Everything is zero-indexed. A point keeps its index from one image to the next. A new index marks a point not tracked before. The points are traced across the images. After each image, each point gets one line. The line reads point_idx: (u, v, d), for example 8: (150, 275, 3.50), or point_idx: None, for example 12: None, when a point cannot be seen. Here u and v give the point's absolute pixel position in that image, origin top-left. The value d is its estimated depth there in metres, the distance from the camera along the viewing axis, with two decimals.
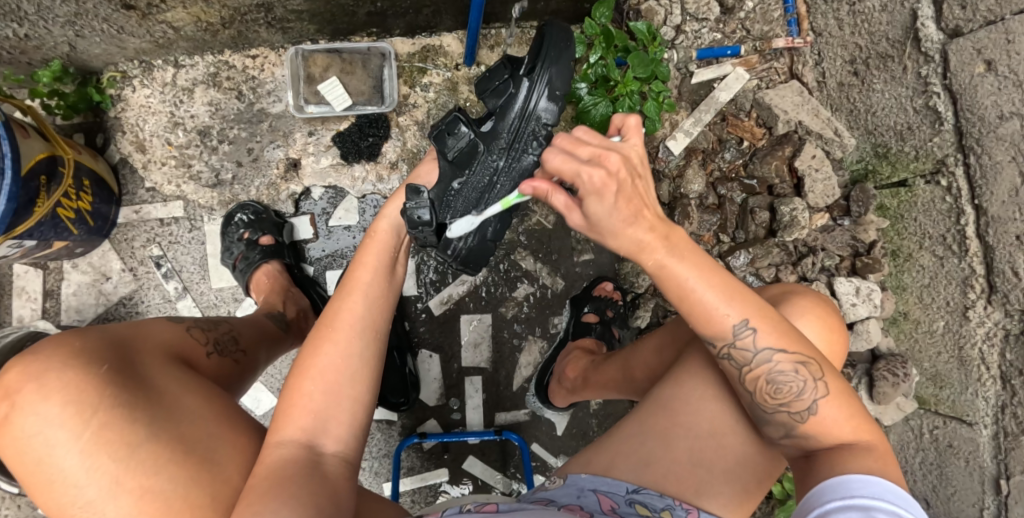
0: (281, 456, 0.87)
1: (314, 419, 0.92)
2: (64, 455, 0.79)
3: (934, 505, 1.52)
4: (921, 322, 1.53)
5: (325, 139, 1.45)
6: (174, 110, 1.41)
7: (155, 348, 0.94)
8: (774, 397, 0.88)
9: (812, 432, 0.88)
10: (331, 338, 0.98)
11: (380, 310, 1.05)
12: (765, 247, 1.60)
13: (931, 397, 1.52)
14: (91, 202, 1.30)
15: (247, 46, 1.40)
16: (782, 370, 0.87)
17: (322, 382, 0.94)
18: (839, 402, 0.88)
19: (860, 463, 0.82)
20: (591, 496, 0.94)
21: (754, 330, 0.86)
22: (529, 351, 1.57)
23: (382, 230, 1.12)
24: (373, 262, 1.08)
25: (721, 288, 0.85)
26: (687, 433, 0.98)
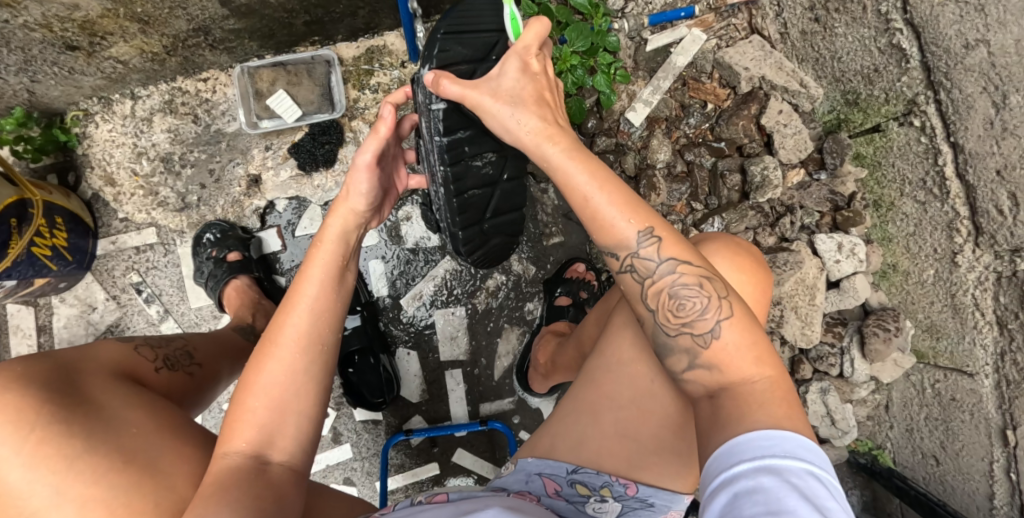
0: (226, 467, 0.84)
1: (258, 432, 0.87)
2: (10, 472, 0.84)
3: (943, 463, 1.44)
4: (911, 273, 1.45)
5: (281, 151, 1.48)
6: (136, 141, 1.46)
7: (100, 367, 0.98)
8: (678, 318, 0.82)
9: (713, 363, 0.80)
10: (271, 353, 0.90)
11: (328, 317, 0.94)
12: (739, 211, 1.55)
13: (929, 350, 1.45)
14: (67, 238, 1.37)
15: (197, 70, 1.44)
16: (685, 284, 0.82)
17: (266, 397, 0.88)
18: (742, 330, 0.81)
19: (766, 415, 0.71)
20: (537, 480, 0.93)
21: (658, 239, 0.83)
22: (507, 339, 1.57)
23: (331, 239, 0.98)
24: (317, 268, 0.96)
25: (621, 200, 0.85)
26: (612, 405, 0.97)
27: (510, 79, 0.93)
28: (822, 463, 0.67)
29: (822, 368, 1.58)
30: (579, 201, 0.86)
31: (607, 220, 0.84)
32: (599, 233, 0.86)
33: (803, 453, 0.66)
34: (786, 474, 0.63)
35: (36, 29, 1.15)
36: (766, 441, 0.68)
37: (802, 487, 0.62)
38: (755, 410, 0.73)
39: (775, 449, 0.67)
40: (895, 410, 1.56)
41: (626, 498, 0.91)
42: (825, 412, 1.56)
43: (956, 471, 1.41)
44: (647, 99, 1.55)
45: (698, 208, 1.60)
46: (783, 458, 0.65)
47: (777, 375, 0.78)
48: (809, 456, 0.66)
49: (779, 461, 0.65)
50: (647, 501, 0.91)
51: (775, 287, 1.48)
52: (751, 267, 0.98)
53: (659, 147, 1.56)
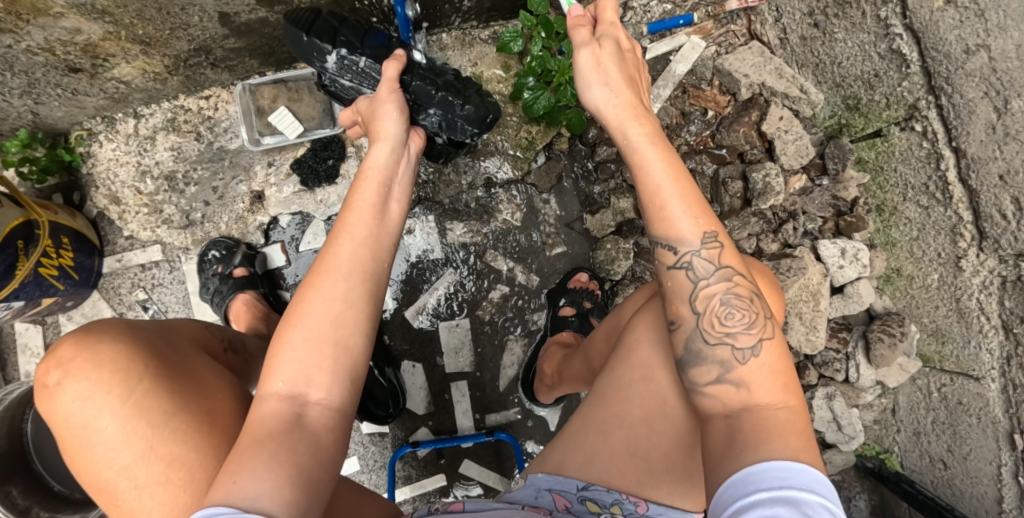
0: (265, 412, 0.79)
1: (297, 368, 0.82)
2: (109, 421, 0.84)
3: (951, 467, 1.44)
4: (915, 277, 1.45)
5: (284, 167, 1.50)
6: (140, 159, 1.47)
7: (188, 338, 1.02)
8: (722, 327, 0.84)
9: (742, 380, 0.82)
10: (317, 284, 0.86)
11: (370, 249, 0.91)
12: (742, 218, 1.54)
13: (935, 354, 1.45)
14: (73, 257, 1.38)
15: (199, 88, 1.45)
16: (737, 295, 0.85)
17: (311, 329, 0.83)
18: (776, 355, 0.83)
19: (789, 450, 0.73)
20: (547, 495, 0.95)
21: (720, 245, 0.86)
22: (512, 350, 1.57)
23: (376, 163, 0.98)
24: (365, 200, 0.94)
25: (690, 198, 0.86)
26: (621, 423, 0.99)
27: (609, 53, 0.96)
28: (836, 499, 0.68)
29: (827, 374, 1.57)
30: (650, 191, 0.87)
31: (673, 215, 0.86)
32: (658, 223, 0.87)
33: (824, 492, 0.67)
34: (801, 505, 0.64)
35: (39, 53, 1.16)
36: (781, 472, 0.69)
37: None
38: (778, 439, 0.74)
39: (790, 480, 0.68)
40: (902, 414, 1.56)
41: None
42: (831, 418, 1.55)
43: (963, 475, 1.41)
44: None
45: None
46: (798, 491, 0.66)
47: (800, 407, 0.80)
48: (822, 488, 0.67)
49: (794, 493, 0.66)
50: None
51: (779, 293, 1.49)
52: (774, 292, 1.00)
53: None
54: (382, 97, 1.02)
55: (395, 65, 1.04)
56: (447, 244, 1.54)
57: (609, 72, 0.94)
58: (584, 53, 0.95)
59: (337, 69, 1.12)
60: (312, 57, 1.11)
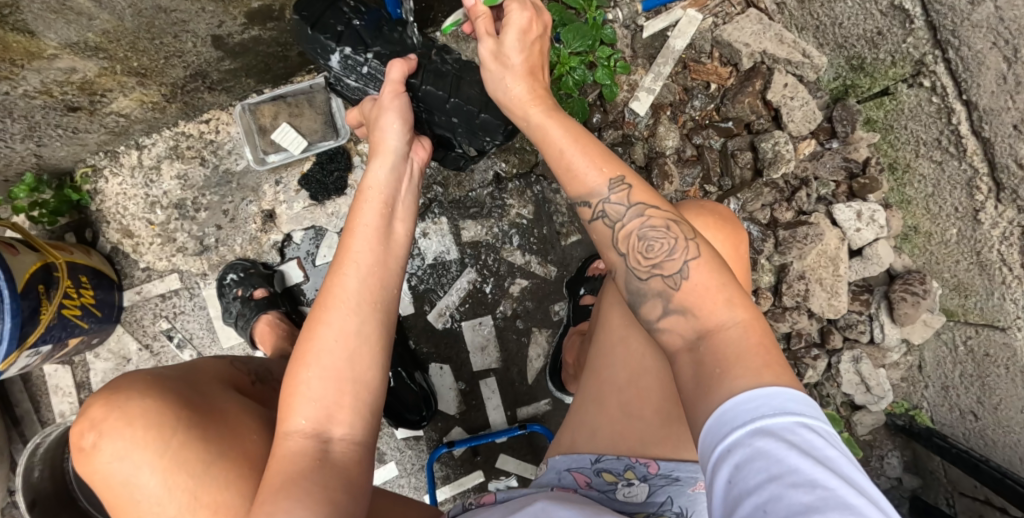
0: (289, 451, 0.79)
1: (317, 405, 0.81)
2: (150, 476, 0.83)
3: (982, 418, 1.44)
4: (934, 233, 1.45)
5: (292, 184, 1.51)
6: (148, 191, 1.47)
7: (213, 380, 0.99)
8: (647, 260, 0.86)
9: (685, 307, 0.82)
10: (325, 318, 0.85)
11: (378, 277, 0.89)
12: (755, 189, 1.54)
13: (958, 308, 1.45)
14: (94, 295, 1.38)
15: (198, 113, 1.46)
16: (652, 227, 0.87)
17: (326, 367, 0.82)
18: (709, 272, 0.82)
19: (752, 372, 0.68)
20: (567, 475, 0.99)
21: (628, 186, 0.90)
22: (537, 342, 1.59)
23: (372, 185, 0.95)
24: (367, 223, 0.91)
25: (591, 151, 0.93)
26: (613, 387, 1.02)
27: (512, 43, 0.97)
28: (823, 421, 0.62)
29: (852, 336, 1.57)
30: (555, 153, 0.94)
31: (579, 171, 0.92)
32: (569, 183, 0.94)
33: (802, 409, 0.62)
34: (779, 433, 0.59)
35: (36, 97, 1.15)
36: (752, 404, 0.63)
37: (801, 445, 0.57)
38: (737, 364, 0.70)
39: (763, 409, 0.62)
40: (929, 369, 1.56)
41: (651, 477, 0.94)
42: (859, 380, 1.56)
43: (995, 424, 1.41)
44: (649, 87, 1.55)
45: (712, 190, 1.59)
46: (770, 416, 0.61)
47: (754, 316, 0.78)
48: (802, 409, 0.62)
49: (770, 422, 0.61)
50: (672, 475, 0.93)
51: (797, 260, 1.51)
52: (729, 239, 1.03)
53: (668, 133, 1.55)
54: (387, 104, 0.99)
55: (400, 66, 1.02)
56: (463, 244, 1.54)
57: (512, 62, 0.98)
58: (485, 43, 0.99)
59: (339, 68, 1.12)
60: (313, 51, 1.10)
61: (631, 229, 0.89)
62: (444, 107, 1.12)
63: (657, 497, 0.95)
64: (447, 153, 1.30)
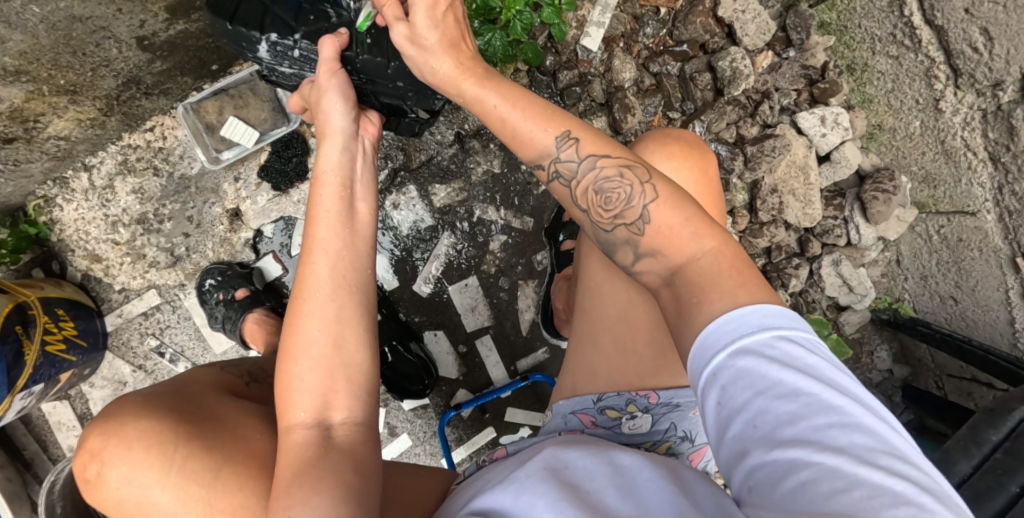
0: (294, 443, 0.80)
1: (313, 395, 0.82)
2: (161, 494, 0.83)
3: (962, 301, 1.49)
4: (898, 129, 1.46)
5: (252, 177, 1.48)
6: (106, 211, 1.43)
7: (206, 389, 0.99)
8: (608, 212, 0.85)
9: (655, 249, 0.80)
10: (304, 310, 0.84)
11: (348, 260, 0.88)
12: (718, 109, 1.52)
13: (929, 200, 1.48)
14: (75, 326, 1.35)
15: (141, 121, 1.41)
16: (607, 177, 0.85)
17: (314, 357, 0.83)
18: (674, 210, 0.79)
19: (725, 295, 0.66)
20: (573, 418, 1.01)
21: (575, 140, 0.88)
22: (526, 294, 1.60)
23: (326, 170, 0.93)
24: (327, 208, 0.90)
25: (533, 113, 0.91)
26: (604, 326, 1.01)
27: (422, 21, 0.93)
28: (800, 323, 0.63)
29: (830, 241, 1.58)
30: (497, 123, 0.93)
31: (524, 135, 0.91)
32: (520, 149, 0.92)
33: (778, 322, 0.61)
34: (762, 350, 0.59)
35: None
36: (733, 325, 0.62)
37: (785, 357, 0.58)
38: (711, 291, 0.68)
39: (741, 328, 0.61)
40: (907, 262, 1.60)
41: (652, 407, 0.96)
42: (842, 282, 1.58)
43: (974, 305, 1.46)
44: (598, 21, 1.51)
45: (676, 117, 1.56)
46: (750, 334, 0.60)
47: (725, 242, 0.76)
48: (780, 320, 0.61)
49: (751, 340, 0.60)
50: (673, 404, 0.96)
51: (768, 174, 1.52)
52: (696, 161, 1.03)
53: (623, 66, 1.51)
54: (325, 85, 0.97)
55: (331, 41, 0.98)
56: (436, 210, 1.53)
57: (427, 42, 0.94)
58: (397, 30, 0.95)
59: (271, 56, 1.05)
60: (241, 46, 1.04)
61: (587, 182, 0.87)
62: (387, 72, 1.06)
63: (661, 425, 0.98)
64: (399, 120, 1.26)
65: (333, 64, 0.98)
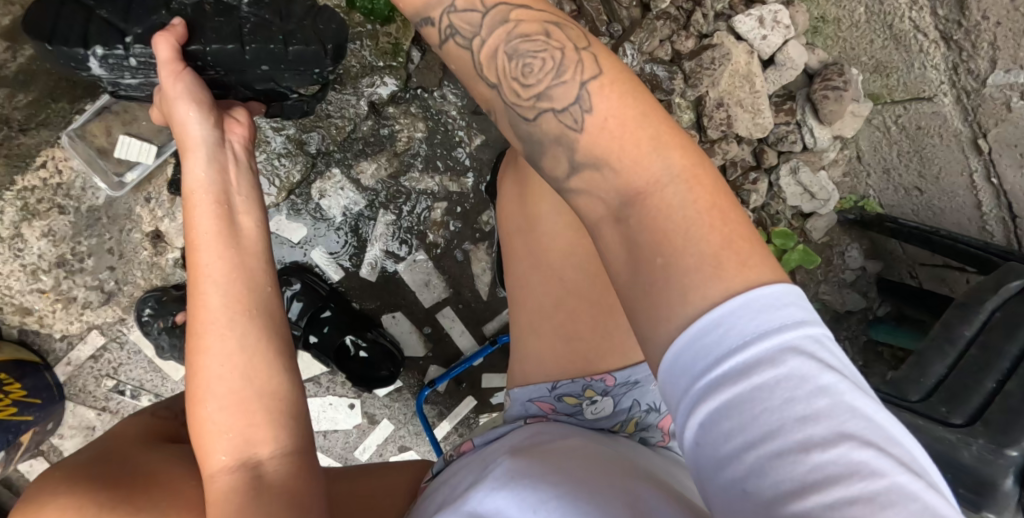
0: (220, 490, 0.72)
1: (230, 435, 0.74)
2: None
3: (926, 190, 1.43)
4: (844, 18, 1.36)
5: (163, 195, 1.39)
6: (21, 260, 1.33)
7: (131, 445, 0.97)
8: (527, 89, 0.70)
9: (595, 159, 0.66)
10: (202, 349, 0.75)
11: (240, 283, 0.80)
12: (647, 27, 1.38)
13: (883, 90, 1.38)
14: (23, 386, 1.31)
15: (29, 158, 1.28)
16: (526, 42, 0.70)
17: (220, 394, 0.74)
18: (676, 135, 0.65)
19: (701, 256, 0.58)
20: (532, 406, 0.95)
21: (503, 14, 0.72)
22: (479, 258, 1.55)
23: (197, 187, 0.83)
24: (205, 229, 0.81)
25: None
26: (550, 303, 0.94)
27: None
28: (801, 311, 0.56)
29: (786, 149, 1.49)
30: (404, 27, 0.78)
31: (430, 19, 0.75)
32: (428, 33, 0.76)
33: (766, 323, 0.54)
34: (763, 375, 0.51)
35: None
36: (724, 331, 0.53)
37: (792, 391, 0.50)
38: (687, 252, 0.58)
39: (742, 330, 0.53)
40: (868, 158, 1.52)
41: (612, 389, 0.90)
42: (802, 190, 1.51)
43: (939, 195, 1.40)
44: None
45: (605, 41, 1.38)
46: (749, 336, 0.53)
47: (696, 160, 0.64)
48: (785, 317, 0.54)
49: (749, 358, 0.52)
50: (631, 382, 0.90)
51: (711, 89, 1.40)
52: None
53: None
54: (171, 92, 0.86)
55: (167, 37, 0.87)
56: (366, 189, 1.44)
57: None
58: None
59: (108, 71, 0.95)
60: (71, 67, 0.93)
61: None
62: (244, 57, 0.95)
63: (623, 404, 0.92)
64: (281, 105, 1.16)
65: (175, 65, 0.88)
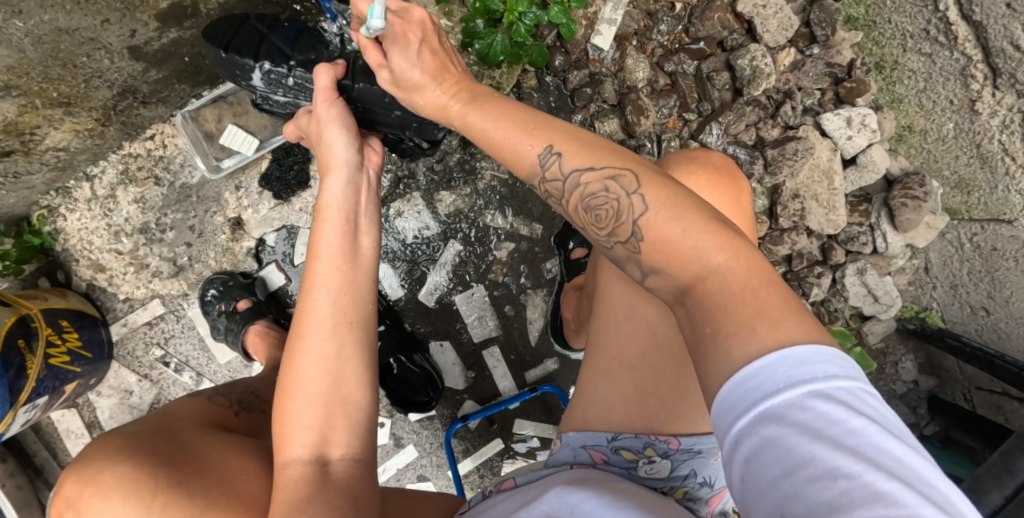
0: (291, 480, 0.78)
1: (311, 431, 0.81)
2: None
3: (994, 312, 1.40)
4: (929, 131, 1.39)
5: (253, 186, 1.46)
6: (109, 221, 1.42)
7: (190, 426, 1.05)
8: (603, 230, 0.80)
9: (657, 267, 0.75)
10: (302, 346, 0.83)
11: (348, 295, 0.88)
12: (737, 110, 1.44)
13: (961, 207, 1.41)
14: (79, 337, 1.35)
15: (141, 130, 1.39)
16: (592, 191, 0.80)
17: (310, 394, 0.82)
18: (711, 232, 0.71)
19: (742, 327, 0.64)
20: (584, 453, 0.98)
21: (559, 153, 0.83)
22: (535, 303, 1.57)
23: (326, 206, 0.93)
24: (329, 242, 0.90)
25: (519, 125, 0.88)
26: (625, 366, 1.00)
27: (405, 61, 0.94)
28: (845, 367, 0.58)
29: (854, 249, 1.51)
30: (487, 142, 0.91)
31: (509, 146, 0.88)
32: (512, 162, 0.88)
33: (800, 372, 0.57)
34: (791, 415, 0.55)
35: None
36: (757, 381, 0.59)
37: (819, 429, 0.53)
38: (725, 321, 0.65)
39: (766, 385, 0.58)
40: (936, 270, 1.52)
41: (673, 453, 0.94)
42: (866, 291, 1.51)
43: (1009, 317, 1.37)
44: (609, 18, 1.43)
45: (692, 119, 1.50)
46: (772, 389, 0.57)
47: (737, 252, 0.70)
48: (821, 369, 0.57)
49: (780, 401, 0.56)
50: (694, 450, 0.95)
51: (789, 179, 1.44)
52: (722, 183, 0.98)
53: (636, 65, 1.45)
54: (324, 116, 0.98)
55: (327, 69, 0.99)
56: (441, 217, 1.50)
57: (415, 80, 0.96)
58: (382, 75, 0.98)
59: (265, 85, 1.09)
60: (237, 74, 1.08)
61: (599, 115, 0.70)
62: (382, 102, 1.07)
63: (681, 471, 0.96)
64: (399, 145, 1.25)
65: (330, 93, 0.99)
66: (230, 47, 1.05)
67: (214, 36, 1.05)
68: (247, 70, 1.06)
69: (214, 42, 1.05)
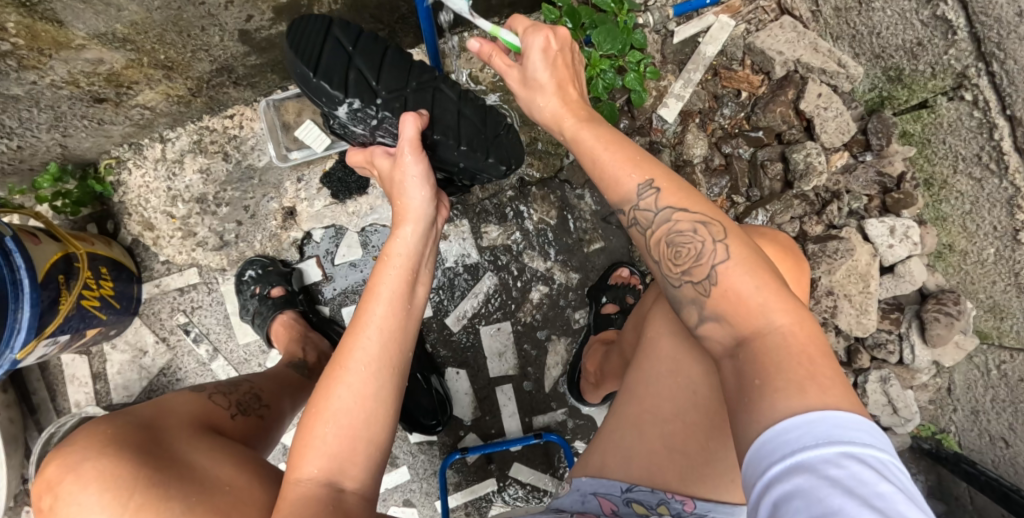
0: (298, 496, 0.80)
1: (329, 456, 0.82)
2: None
3: (1013, 445, 1.38)
4: (969, 252, 1.42)
5: (314, 182, 1.51)
6: (170, 184, 1.47)
7: (181, 421, 1.01)
8: (677, 267, 0.82)
9: (720, 313, 0.77)
10: (340, 376, 0.86)
11: (398, 339, 0.90)
12: (784, 201, 1.50)
13: (993, 330, 1.43)
14: (113, 286, 1.37)
15: (223, 107, 1.45)
16: (680, 230, 0.82)
17: (340, 425, 0.83)
18: (783, 296, 0.74)
19: (795, 385, 0.65)
20: (592, 500, 0.95)
21: (658, 189, 0.85)
22: (556, 350, 1.57)
23: (398, 253, 0.97)
24: (389, 287, 0.93)
25: (620, 156, 0.90)
26: (655, 418, 0.99)
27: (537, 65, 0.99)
28: (881, 441, 0.58)
29: (880, 356, 1.52)
30: (592, 158, 0.93)
31: (611, 177, 0.89)
32: (609, 190, 0.89)
33: (838, 434, 0.58)
34: (825, 469, 0.55)
35: (63, 87, 1.16)
36: (794, 435, 0.60)
37: (851, 484, 0.53)
38: (778, 375, 0.67)
39: (806, 439, 0.59)
40: (959, 392, 1.52)
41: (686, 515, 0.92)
42: (886, 401, 1.51)
43: None
44: (678, 93, 1.53)
45: (740, 201, 1.55)
46: (813, 446, 0.58)
47: (800, 317, 0.73)
48: (857, 436, 0.58)
49: (814, 455, 0.57)
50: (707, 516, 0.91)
51: (826, 274, 1.45)
52: (788, 259, 1.01)
53: (696, 141, 1.52)
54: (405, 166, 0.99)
55: (413, 121, 0.99)
56: (483, 248, 1.53)
57: (540, 82, 1.00)
58: (513, 76, 1.03)
59: (348, 119, 1.07)
60: (321, 101, 1.04)
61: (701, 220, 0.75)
62: (453, 153, 1.10)
63: None
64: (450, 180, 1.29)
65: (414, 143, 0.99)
66: (318, 70, 1.00)
67: (298, 52, 0.99)
68: (334, 98, 1.02)
69: (299, 63, 0.99)
